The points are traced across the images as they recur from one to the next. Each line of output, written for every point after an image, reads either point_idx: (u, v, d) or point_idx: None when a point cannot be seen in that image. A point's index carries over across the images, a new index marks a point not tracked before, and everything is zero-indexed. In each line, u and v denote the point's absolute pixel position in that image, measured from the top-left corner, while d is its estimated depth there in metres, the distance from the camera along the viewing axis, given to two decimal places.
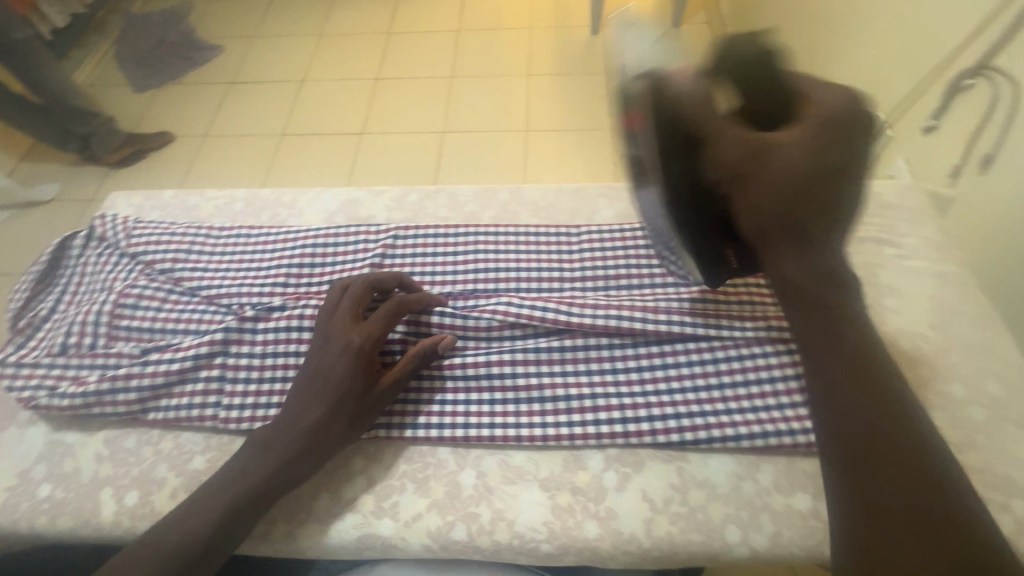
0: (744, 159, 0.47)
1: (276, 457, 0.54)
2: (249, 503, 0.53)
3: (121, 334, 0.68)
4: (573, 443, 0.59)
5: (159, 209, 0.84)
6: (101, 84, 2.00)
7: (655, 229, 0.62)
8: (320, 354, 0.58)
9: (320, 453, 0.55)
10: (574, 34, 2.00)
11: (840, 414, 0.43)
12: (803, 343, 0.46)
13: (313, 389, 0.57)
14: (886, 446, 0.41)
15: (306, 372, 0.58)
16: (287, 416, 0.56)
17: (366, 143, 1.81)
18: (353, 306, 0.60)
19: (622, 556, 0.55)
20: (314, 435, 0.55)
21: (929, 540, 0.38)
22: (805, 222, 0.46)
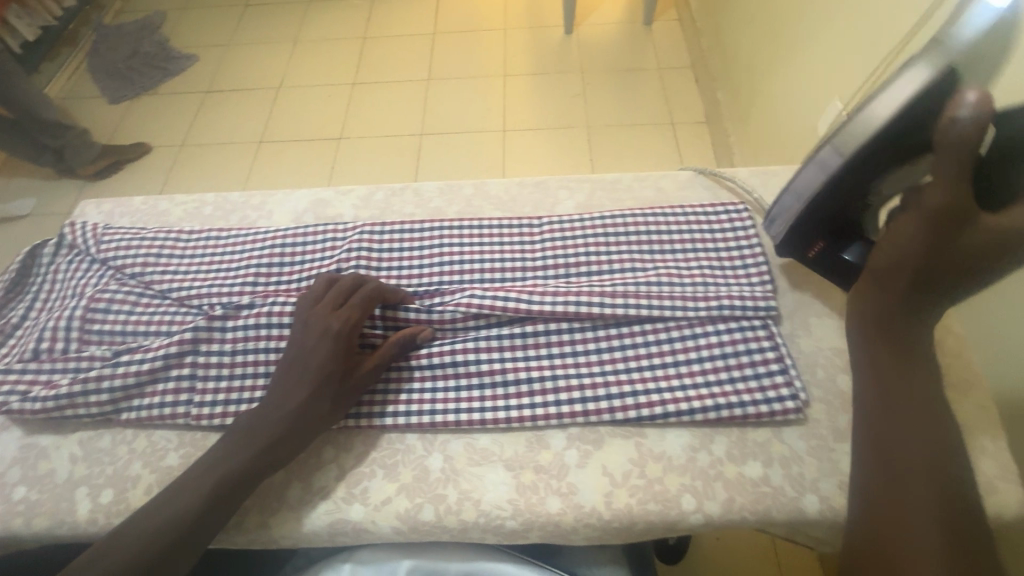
0: (930, 208, 0.50)
1: (256, 444, 0.56)
2: (229, 490, 0.54)
3: (93, 338, 0.69)
4: (535, 424, 0.62)
5: (129, 215, 0.85)
6: (75, 97, 1.99)
7: (783, 200, 0.67)
8: (301, 340, 0.60)
9: (302, 435, 0.57)
10: (547, 33, 2.03)
11: (893, 423, 0.49)
12: (886, 355, 0.52)
13: (292, 375, 0.59)
14: (931, 461, 0.47)
15: (286, 357, 0.60)
16: (270, 401, 0.58)
17: (344, 147, 1.82)
18: (334, 294, 0.63)
19: (584, 529, 0.57)
20: (295, 420, 0.57)
21: (946, 530, 0.43)
22: (932, 275, 0.51)
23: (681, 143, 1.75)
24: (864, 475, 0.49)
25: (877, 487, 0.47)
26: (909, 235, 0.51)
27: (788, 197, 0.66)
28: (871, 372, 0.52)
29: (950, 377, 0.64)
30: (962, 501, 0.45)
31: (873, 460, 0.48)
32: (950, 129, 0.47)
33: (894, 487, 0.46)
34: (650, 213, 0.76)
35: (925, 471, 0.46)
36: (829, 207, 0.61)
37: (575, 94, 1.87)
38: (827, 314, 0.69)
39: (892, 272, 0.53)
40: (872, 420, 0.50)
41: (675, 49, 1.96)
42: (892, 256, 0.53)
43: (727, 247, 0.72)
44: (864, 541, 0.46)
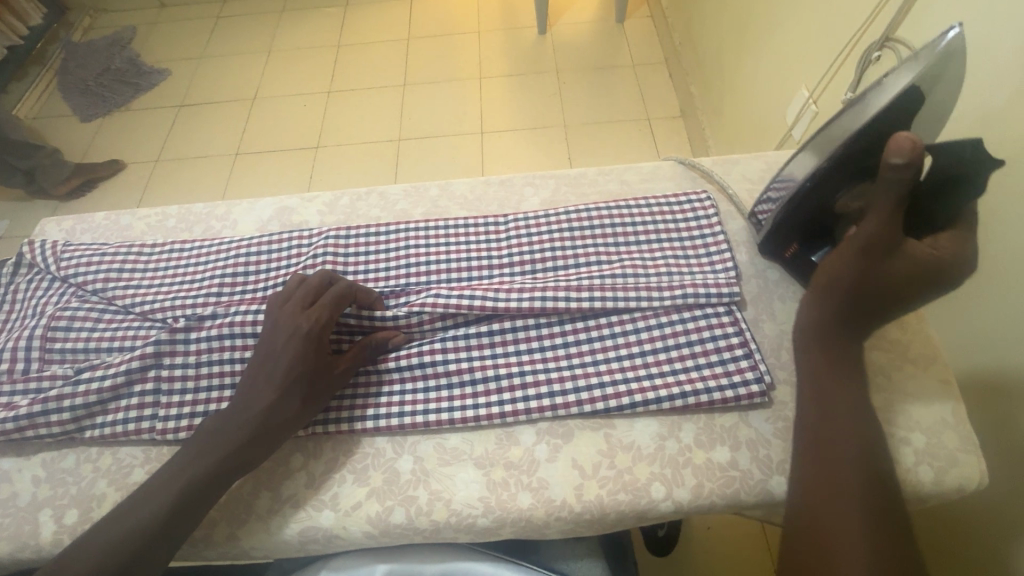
0: (860, 241, 0.52)
1: (221, 448, 0.55)
2: (192, 497, 0.53)
3: (55, 357, 0.67)
4: (504, 421, 0.62)
5: (92, 231, 0.84)
6: (46, 117, 1.96)
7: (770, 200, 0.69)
8: (270, 342, 0.59)
9: (269, 437, 0.56)
10: (521, 34, 2.04)
11: (829, 437, 0.51)
12: (823, 371, 0.55)
13: (261, 376, 0.57)
14: (864, 472, 0.49)
15: (256, 358, 0.58)
16: (236, 404, 0.56)
17: (321, 156, 1.81)
18: (307, 295, 0.62)
19: (556, 523, 0.58)
20: (262, 421, 0.56)
21: (870, 524, 0.46)
22: (868, 299, 0.54)
23: (658, 137, 1.76)
24: (802, 482, 0.50)
25: (815, 494, 0.49)
26: (845, 259, 0.54)
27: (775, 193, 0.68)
28: (811, 386, 0.55)
29: (912, 353, 0.65)
30: (891, 508, 0.47)
31: (811, 469, 0.50)
32: (887, 171, 0.49)
33: (830, 495, 0.48)
34: (615, 206, 0.76)
35: (858, 482, 0.48)
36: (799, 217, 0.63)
37: (550, 94, 1.88)
38: (790, 298, 0.70)
39: (829, 291, 0.55)
40: (809, 433, 0.53)
41: (647, 44, 1.98)
42: (830, 275, 0.55)
43: (690, 237, 0.73)
44: (800, 546, 0.47)
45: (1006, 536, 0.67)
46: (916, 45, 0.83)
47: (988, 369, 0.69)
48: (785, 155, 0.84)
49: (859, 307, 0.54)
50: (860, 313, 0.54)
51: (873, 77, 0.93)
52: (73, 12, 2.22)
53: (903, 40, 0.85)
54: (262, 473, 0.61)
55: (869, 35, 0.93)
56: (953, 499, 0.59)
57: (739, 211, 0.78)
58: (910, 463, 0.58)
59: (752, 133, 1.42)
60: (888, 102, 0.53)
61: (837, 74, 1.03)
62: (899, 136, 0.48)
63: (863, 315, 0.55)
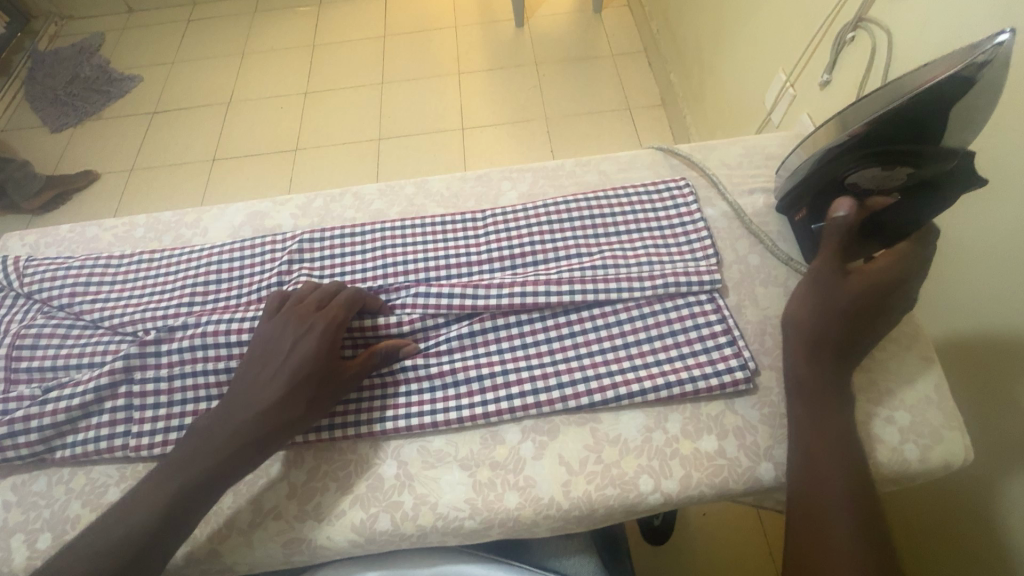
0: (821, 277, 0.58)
1: (215, 450, 0.52)
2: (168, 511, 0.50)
3: (22, 377, 0.65)
4: (488, 420, 0.61)
5: (56, 245, 0.82)
6: (14, 130, 1.90)
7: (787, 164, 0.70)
8: (274, 340, 0.57)
9: (274, 436, 0.54)
10: (498, 27, 2.02)
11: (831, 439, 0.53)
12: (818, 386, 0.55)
13: (264, 375, 0.56)
14: (858, 471, 0.51)
15: (252, 354, 0.57)
16: (237, 401, 0.54)
17: (300, 159, 1.78)
18: (320, 296, 0.61)
19: (545, 521, 0.57)
20: (264, 421, 0.54)
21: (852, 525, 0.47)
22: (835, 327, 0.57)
23: (640, 126, 1.76)
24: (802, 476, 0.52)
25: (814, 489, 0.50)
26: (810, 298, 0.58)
27: (792, 155, 0.69)
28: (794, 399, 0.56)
29: (895, 332, 0.65)
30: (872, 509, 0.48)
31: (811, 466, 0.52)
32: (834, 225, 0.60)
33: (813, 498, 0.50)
34: (593, 198, 0.75)
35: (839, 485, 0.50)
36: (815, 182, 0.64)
37: (530, 87, 1.86)
38: (772, 282, 0.69)
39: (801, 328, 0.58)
40: (807, 432, 0.54)
41: (626, 33, 1.97)
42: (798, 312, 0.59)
43: (671, 225, 0.72)
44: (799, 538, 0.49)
45: (990, 510, 0.68)
46: (890, 24, 0.83)
47: (969, 344, 0.69)
48: (763, 139, 0.83)
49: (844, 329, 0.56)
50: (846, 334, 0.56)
51: (849, 58, 0.93)
52: (38, 20, 2.15)
53: (876, 21, 0.85)
54: (242, 485, 0.60)
55: (843, 15, 0.93)
56: (940, 476, 0.59)
57: (719, 196, 0.77)
58: (896, 442, 0.58)
59: (733, 118, 1.42)
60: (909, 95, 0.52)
61: (813, 57, 1.03)
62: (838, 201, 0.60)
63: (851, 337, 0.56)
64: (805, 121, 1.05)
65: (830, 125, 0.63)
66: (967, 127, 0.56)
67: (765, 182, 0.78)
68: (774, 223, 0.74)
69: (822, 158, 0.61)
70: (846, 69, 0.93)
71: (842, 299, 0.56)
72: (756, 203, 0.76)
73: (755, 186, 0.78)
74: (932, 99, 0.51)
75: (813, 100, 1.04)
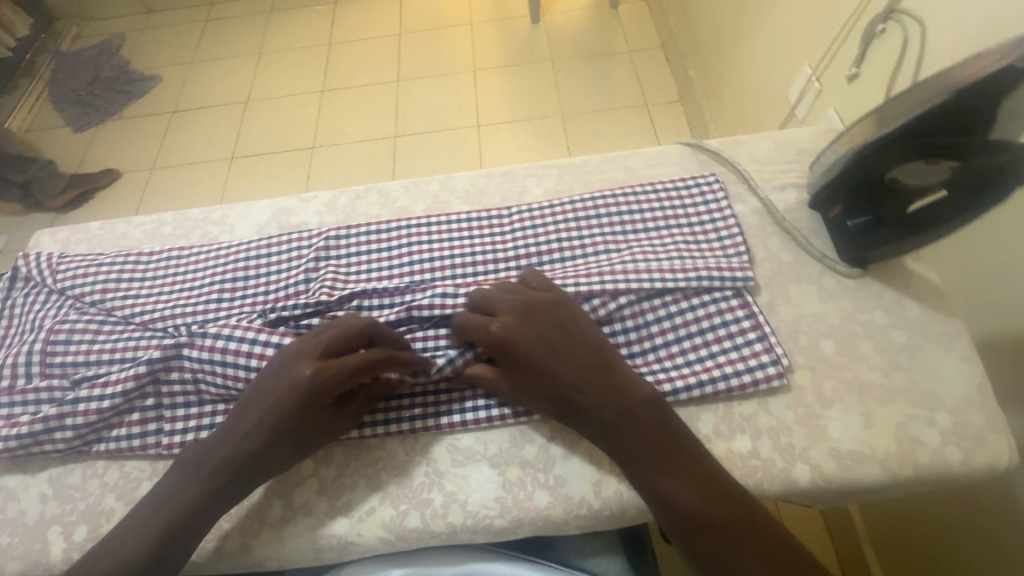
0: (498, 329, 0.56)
1: (192, 489, 0.52)
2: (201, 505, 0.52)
3: (55, 371, 0.66)
4: (517, 418, 0.60)
5: (87, 241, 0.83)
6: (38, 129, 1.94)
7: (825, 162, 0.68)
8: (271, 382, 0.54)
9: (244, 481, 0.53)
10: (515, 23, 2.01)
11: (637, 422, 0.53)
12: (582, 392, 0.54)
13: (249, 419, 0.53)
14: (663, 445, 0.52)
15: (249, 393, 0.54)
16: (216, 441, 0.54)
17: (318, 156, 1.79)
18: (331, 338, 0.55)
19: (575, 520, 0.57)
20: (238, 468, 0.53)
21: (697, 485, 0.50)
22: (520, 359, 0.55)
23: (658, 122, 1.73)
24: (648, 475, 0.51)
25: (663, 487, 0.51)
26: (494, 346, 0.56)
27: (830, 150, 0.67)
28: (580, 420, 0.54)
29: (932, 332, 0.63)
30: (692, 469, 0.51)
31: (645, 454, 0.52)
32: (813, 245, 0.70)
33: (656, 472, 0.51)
34: (620, 194, 0.74)
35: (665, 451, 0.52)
36: (855, 178, 0.62)
37: (546, 84, 1.85)
38: (806, 280, 0.68)
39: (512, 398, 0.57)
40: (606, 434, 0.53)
41: (642, 29, 1.94)
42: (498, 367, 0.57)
43: (700, 222, 0.71)
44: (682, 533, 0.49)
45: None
46: (923, 16, 0.81)
47: (1009, 344, 0.67)
48: (794, 133, 0.81)
49: (531, 343, 0.55)
50: (544, 347, 0.55)
51: (879, 51, 0.90)
52: (61, 22, 2.19)
53: (909, 12, 0.83)
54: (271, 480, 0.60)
55: (872, 7, 0.91)
56: (982, 480, 0.57)
57: (749, 192, 0.76)
58: (937, 443, 0.57)
59: (754, 113, 1.40)
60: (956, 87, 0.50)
61: (839, 50, 1.01)
62: (814, 226, 0.72)
63: (548, 341, 0.55)
64: (831, 116, 1.03)
65: (868, 120, 0.61)
66: (1015, 119, 0.54)
67: (795, 177, 0.77)
68: (807, 219, 0.73)
69: (859, 155, 0.59)
70: (876, 62, 0.91)
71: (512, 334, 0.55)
72: (788, 198, 0.75)
73: (787, 182, 0.76)
74: (979, 91, 0.50)
75: (840, 95, 1.01)
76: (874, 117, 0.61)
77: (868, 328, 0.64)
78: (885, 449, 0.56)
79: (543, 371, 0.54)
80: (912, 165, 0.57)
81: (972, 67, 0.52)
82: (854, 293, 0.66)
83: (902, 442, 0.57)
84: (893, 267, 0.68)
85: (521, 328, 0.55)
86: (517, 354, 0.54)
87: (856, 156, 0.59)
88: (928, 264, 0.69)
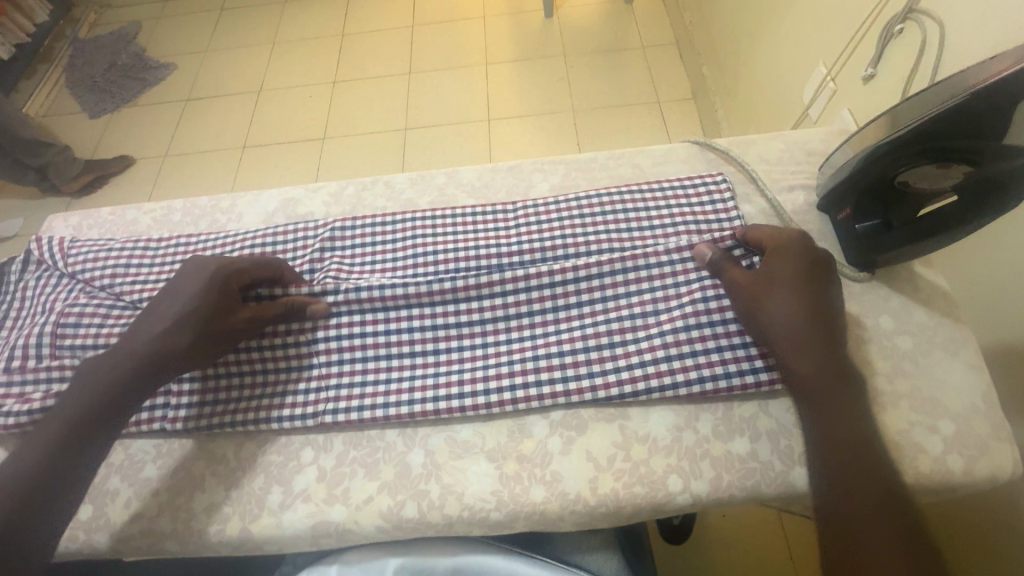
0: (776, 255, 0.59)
1: (95, 389, 0.53)
2: (107, 399, 0.53)
3: (65, 352, 0.67)
4: (516, 406, 0.61)
5: (97, 226, 0.84)
6: (56, 115, 1.96)
7: (832, 163, 0.67)
8: (181, 286, 0.59)
9: (140, 380, 0.54)
10: (529, 17, 1.99)
11: (841, 411, 0.52)
12: (797, 337, 0.54)
13: (155, 322, 0.57)
14: (861, 454, 0.50)
15: (160, 297, 0.59)
16: (122, 342, 0.56)
17: (329, 148, 1.79)
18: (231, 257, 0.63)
19: (571, 516, 0.57)
20: (142, 361, 0.55)
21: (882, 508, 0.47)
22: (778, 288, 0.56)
23: (669, 121, 1.71)
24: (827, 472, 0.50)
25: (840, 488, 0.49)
26: (768, 264, 0.58)
27: (839, 150, 0.66)
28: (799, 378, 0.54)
29: (939, 339, 0.62)
30: (890, 493, 0.47)
31: (829, 446, 0.51)
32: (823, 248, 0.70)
33: (840, 467, 0.49)
34: (626, 191, 0.74)
35: (862, 460, 0.49)
36: (867, 179, 0.61)
37: (558, 80, 1.84)
38: None
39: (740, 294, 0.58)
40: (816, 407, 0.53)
41: (658, 25, 1.92)
42: (757, 282, 0.58)
43: (706, 220, 0.70)
44: (829, 540, 0.47)
45: None
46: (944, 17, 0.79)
47: (1015, 354, 0.66)
48: (805, 134, 0.80)
49: (796, 273, 0.56)
50: (797, 287, 0.56)
51: (897, 51, 0.89)
52: (78, 8, 2.20)
53: (929, 13, 0.81)
54: (273, 468, 0.61)
55: (892, 7, 0.89)
56: (984, 490, 0.56)
57: (757, 193, 0.75)
58: (940, 452, 0.56)
59: (768, 112, 1.37)
60: (973, 92, 0.49)
61: (856, 51, 0.99)
62: (825, 229, 0.71)
63: (807, 284, 0.56)
64: (846, 118, 1.02)
65: (880, 119, 0.60)
66: None
67: (805, 179, 0.76)
68: (816, 221, 0.72)
69: (872, 157, 0.58)
70: (892, 63, 0.90)
71: (782, 263, 0.57)
72: (797, 200, 0.74)
73: (795, 183, 0.75)
74: (995, 96, 0.49)
75: (855, 96, 1.00)
76: (887, 115, 0.60)
77: (873, 334, 0.63)
78: None
79: (781, 296, 0.56)
80: (924, 167, 0.56)
81: (988, 67, 0.51)
82: (861, 298, 0.65)
83: (905, 449, 0.56)
84: (901, 272, 0.67)
85: (787, 261, 0.57)
86: (773, 279, 0.57)
87: (867, 157, 0.59)
88: (937, 270, 0.68)
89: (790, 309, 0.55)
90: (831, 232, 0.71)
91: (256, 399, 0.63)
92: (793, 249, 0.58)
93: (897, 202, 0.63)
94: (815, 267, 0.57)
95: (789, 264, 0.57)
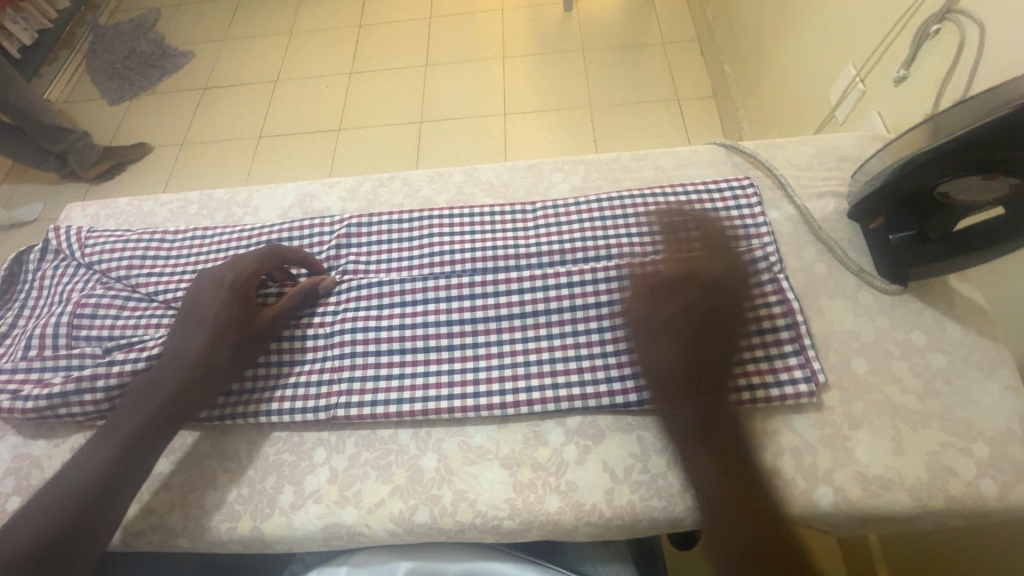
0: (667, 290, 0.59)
1: (147, 406, 0.54)
2: (164, 410, 0.55)
3: (81, 342, 0.66)
4: (532, 411, 0.60)
5: (115, 216, 0.84)
6: (76, 101, 1.97)
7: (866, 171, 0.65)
8: (205, 293, 0.59)
9: (193, 388, 0.56)
10: (548, 11, 1.96)
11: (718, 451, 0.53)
12: (671, 380, 0.55)
13: (190, 331, 0.57)
14: (747, 490, 0.51)
15: (185, 305, 0.59)
16: (167, 357, 0.56)
17: (343, 139, 1.78)
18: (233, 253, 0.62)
19: (585, 528, 0.55)
20: (196, 371, 0.56)
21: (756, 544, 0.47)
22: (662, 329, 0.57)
23: (689, 120, 1.68)
24: (708, 501, 0.51)
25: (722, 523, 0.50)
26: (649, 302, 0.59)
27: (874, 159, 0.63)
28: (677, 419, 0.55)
29: (975, 357, 0.60)
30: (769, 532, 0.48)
31: (711, 484, 0.52)
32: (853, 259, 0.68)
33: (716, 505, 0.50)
34: (648, 194, 0.72)
35: (742, 498, 0.50)
36: (901, 189, 0.59)
37: (576, 75, 1.81)
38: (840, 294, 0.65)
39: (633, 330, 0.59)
40: (692, 446, 0.54)
41: (679, 20, 1.88)
42: (642, 320, 0.59)
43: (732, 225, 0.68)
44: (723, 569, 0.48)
45: None
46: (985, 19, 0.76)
47: None
48: (835, 139, 0.78)
49: (677, 313, 0.56)
50: (677, 325, 0.56)
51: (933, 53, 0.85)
52: None
53: (967, 14, 0.78)
54: (285, 467, 0.61)
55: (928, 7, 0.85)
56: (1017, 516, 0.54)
57: (785, 199, 0.73)
58: (972, 475, 0.54)
59: (792, 114, 1.34)
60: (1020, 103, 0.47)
61: (887, 53, 0.96)
62: (855, 239, 0.69)
63: (682, 321, 0.56)
64: (875, 121, 0.99)
65: (920, 127, 0.58)
66: None
67: (834, 185, 0.73)
68: (846, 231, 0.69)
69: (909, 167, 0.56)
70: (928, 65, 0.86)
71: (668, 299, 0.58)
72: (826, 208, 0.71)
73: (824, 190, 0.73)
74: None
75: (886, 99, 0.96)
76: (927, 124, 0.57)
77: (904, 349, 0.61)
78: (915, 478, 0.54)
79: (660, 340, 0.57)
80: (964, 179, 0.53)
81: None
82: (892, 312, 0.63)
83: (934, 471, 0.54)
84: (935, 286, 0.65)
85: (665, 296, 0.58)
86: (657, 319, 0.58)
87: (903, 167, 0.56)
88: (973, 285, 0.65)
89: (666, 354, 0.56)
90: (862, 242, 0.69)
91: (270, 391, 0.63)
92: (683, 286, 0.58)
93: (934, 213, 0.60)
94: (703, 307, 0.57)
95: (672, 302, 0.57)
